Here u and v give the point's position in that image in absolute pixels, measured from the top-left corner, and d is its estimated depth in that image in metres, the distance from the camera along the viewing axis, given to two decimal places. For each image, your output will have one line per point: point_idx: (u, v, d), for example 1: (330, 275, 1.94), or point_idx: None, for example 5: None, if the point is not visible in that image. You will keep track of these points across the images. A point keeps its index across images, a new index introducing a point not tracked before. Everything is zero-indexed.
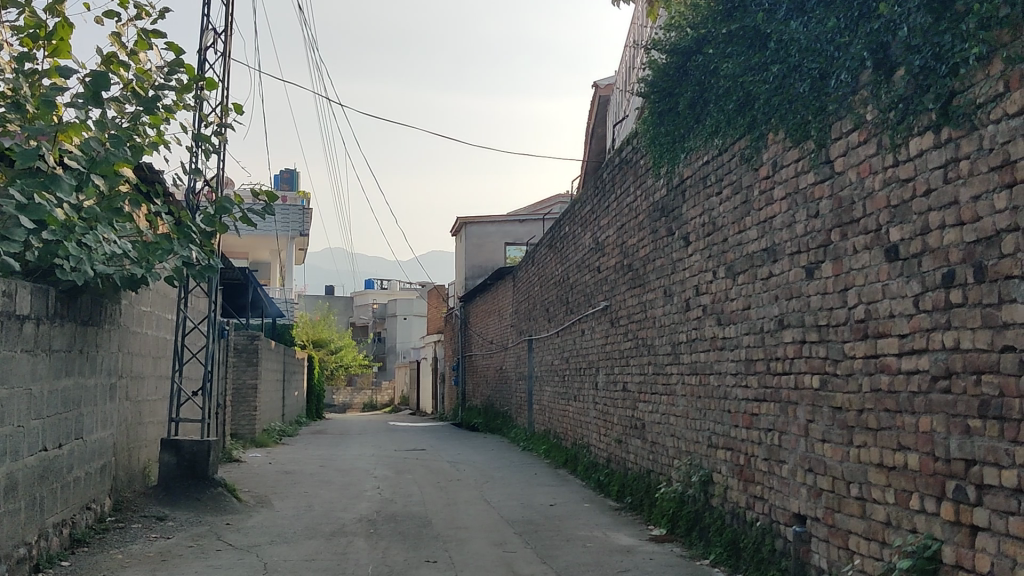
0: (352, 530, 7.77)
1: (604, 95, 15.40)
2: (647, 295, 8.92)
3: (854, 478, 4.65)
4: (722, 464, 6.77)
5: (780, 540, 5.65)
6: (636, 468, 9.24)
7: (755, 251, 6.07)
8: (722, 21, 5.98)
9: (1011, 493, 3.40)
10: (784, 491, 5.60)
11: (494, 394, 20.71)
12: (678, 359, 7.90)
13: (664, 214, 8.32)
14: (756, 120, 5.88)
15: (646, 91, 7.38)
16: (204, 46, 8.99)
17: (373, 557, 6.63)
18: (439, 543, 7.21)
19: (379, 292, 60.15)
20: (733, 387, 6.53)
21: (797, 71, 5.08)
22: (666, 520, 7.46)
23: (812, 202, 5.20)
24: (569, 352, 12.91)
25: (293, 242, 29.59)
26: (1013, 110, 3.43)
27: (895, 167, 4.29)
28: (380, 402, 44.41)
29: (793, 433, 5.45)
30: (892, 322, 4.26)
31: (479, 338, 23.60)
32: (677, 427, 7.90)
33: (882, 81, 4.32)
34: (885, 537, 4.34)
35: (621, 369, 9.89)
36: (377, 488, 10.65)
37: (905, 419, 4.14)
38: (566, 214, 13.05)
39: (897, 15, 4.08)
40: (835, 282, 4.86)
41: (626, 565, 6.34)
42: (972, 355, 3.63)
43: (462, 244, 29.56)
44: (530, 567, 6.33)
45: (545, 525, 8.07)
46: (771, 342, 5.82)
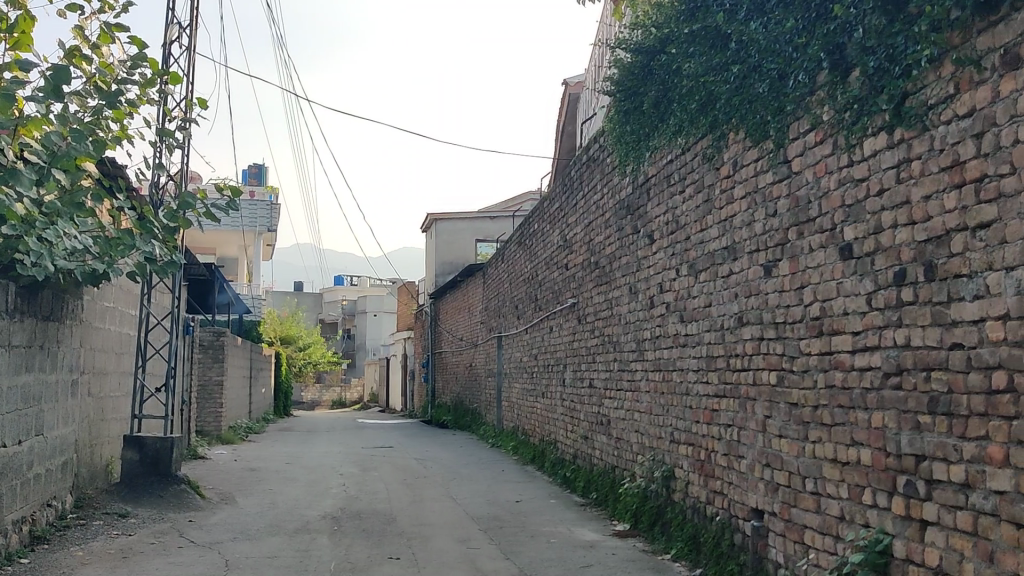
0: (316, 527, 7.76)
1: (573, 93, 15.40)
2: (613, 292, 8.96)
3: (809, 473, 4.72)
4: (684, 459, 6.83)
5: (738, 535, 5.72)
6: (601, 464, 9.30)
7: (716, 249, 6.14)
8: (684, 21, 5.99)
9: (958, 488, 3.46)
10: (742, 486, 5.68)
11: (464, 391, 20.70)
12: (642, 356, 7.96)
13: (629, 213, 8.37)
14: (717, 120, 5.94)
15: (611, 90, 7.37)
16: (169, 40, 8.94)
17: (336, 554, 6.63)
18: (403, 540, 7.21)
19: (349, 288, 59.83)
20: (694, 383, 6.60)
21: (756, 71, 5.12)
22: (630, 516, 7.53)
23: (770, 201, 5.27)
24: (536, 348, 12.96)
25: (261, 238, 29.38)
26: (962, 111, 3.49)
27: (849, 167, 4.35)
28: (349, 398, 44.12)
29: (752, 429, 5.52)
30: (846, 320, 4.33)
31: (449, 335, 23.59)
32: (640, 423, 7.96)
33: (838, 82, 4.39)
34: (839, 532, 4.41)
35: (588, 366, 9.94)
36: (343, 485, 10.64)
37: (858, 415, 4.21)
38: (535, 211, 13.06)
39: (852, 17, 4.10)
40: (792, 280, 4.93)
41: (589, 561, 6.39)
42: (922, 352, 3.70)
43: (432, 240, 29.51)
44: (493, 564, 6.33)
45: (509, 522, 8.10)
46: (730, 339, 5.89)
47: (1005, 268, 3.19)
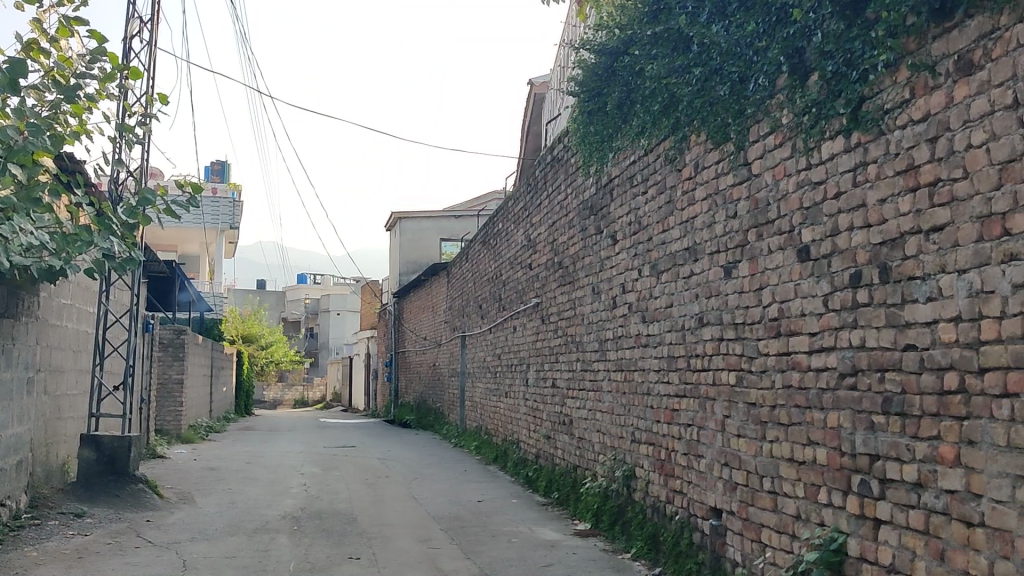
0: (276, 527, 7.71)
1: (539, 93, 15.41)
2: (576, 292, 8.99)
3: (767, 472, 4.77)
4: (644, 458, 6.87)
5: (697, 534, 5.76)
6: (563, 464, 9.32)
7: (678, 250, 6.18)
8: (648, 23, 6.01)
9: (911, 487, 3.51)
10: (701, 485, 5.72)
11: (427, 391, 20.67)
12: (604, 356, 7.99)
13: (593, 213, 8.40)
14: (679, 122, 5.98)
15: (575, 90, 7.38)
16: (129, 34, 8.83)
17: (296, 554, 6.60)
18: (363, 540, 7.18)
19: (312, 286, 59.45)
20: (655, 383, 6.64)
21: (718, 74, 5.16)
22: (592, 515, 7.56)
23: (730, 203, 5.31)
24: (500, 348, 12.96)
25: (223, 236, 29.11)
26: (917, 115, 3.54)
27: (807, 170, 4.40)
28: (312, 398, 43.88)
29: (711, 428, 5.56)
30: (804, 320, 4.37)
31: (413, 334, 23.53)
32: (602, 423, 7.99)
33: (797, 86, 4.44)
34: (795, 530, 4.47)
35: (551, 366, 9.96)
36: (304, 485, 10.57)
37: (815, 415, 4.26)
38: (500, 211, 13.06)
39: (811, 21, 4.14)
40: (751, 281, 4.98)
41: (551, 560, 6.41)
42: (876, 353, 3.75)
43: (396, 239, 29.40)
44: (453, 563, 6.33)
45: (470, 522, 8.10)
46: (690, 339, 5.94)
47: (957, 271, 3.25)
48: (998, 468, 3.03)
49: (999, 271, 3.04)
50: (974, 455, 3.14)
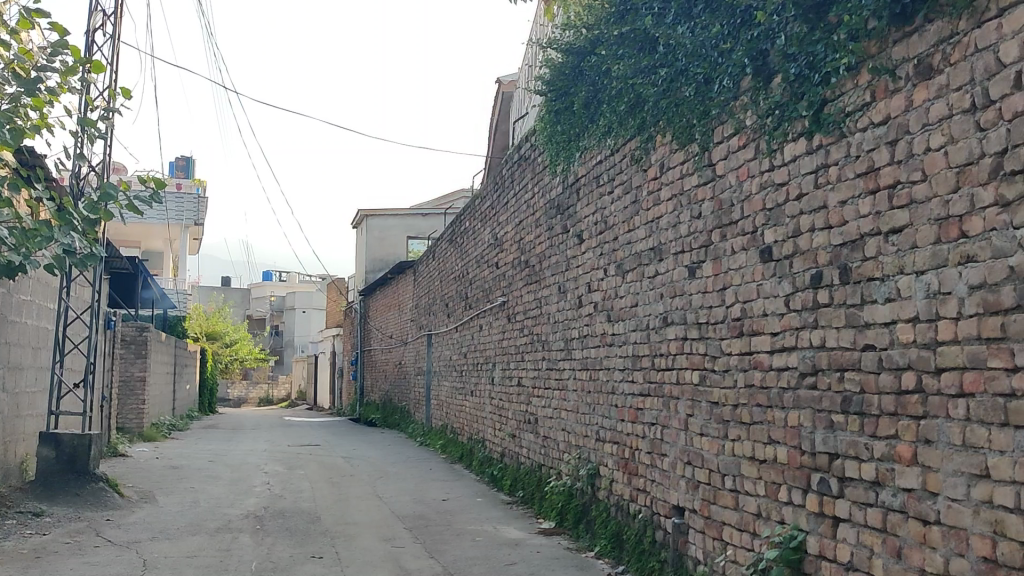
0: (239, 526, 7.65)
1: (507, 91, 15.40)
2: (543, 291, 9.01)
3: (729, 471, 4.81)
4: (608, 457, 6.89)
5: (660, 532, 5.80)
6: (528, 462, 9.35)
7: (643, 250, 6.20)
8: (614, 23, 6.03)
9: (869, 485, 3.56)
10: (664, 484, 5.76)
11: (393, 389, 20.61)
12: (570, 355, 8.01)
13: (559, 212, 8.42)
14: (645, 122, 6.01)
15: (542, 89, 7.39)
16: (92, 27, 8.72)
17: (258, 553, 6.55)
18: (327, 539, 7.15)
19: (277, 284, 59.05)
20: (620, 382, 6.67)
21: (683, 75, 5.20)
22: (556, 514, 7.59)
23: (695, 203, 5.35)
24: (466, 346, 12.95)
25: (187, 232, 28.84)
26: (877, 118, 3.58)
27: (770, 172, 4.44)
28: (277, 396, 43.62)
29: (674, 427, 5.60)
30: (766, 320, 4.42)
31: (378, 333, 23.47)
32: (567, 422, 8.02)
33: (761, 88, 4.48)
34: (756, 528, 4.51)
35: (516, 365, 9.99)
36: (268, 483, 10.51)
37: (776, 414, 4.30)
38: (467, 209, 13.04)
39: (775, 24, 4.18)
40: (714, 282, 5.02)
41: (514, 559, 6.42)
42: (836, 353, 3.80)
43: (362, 237, 29.28)
44: (417, 563, 6.32)
45: (434, 521, 8.09)
46: (655, 339, 5.97)
47: (916, 272, 3.29)
48: (954, 467, 3.08)
49: (957, 272, 3.08)
50: (931, 453, 3.18)
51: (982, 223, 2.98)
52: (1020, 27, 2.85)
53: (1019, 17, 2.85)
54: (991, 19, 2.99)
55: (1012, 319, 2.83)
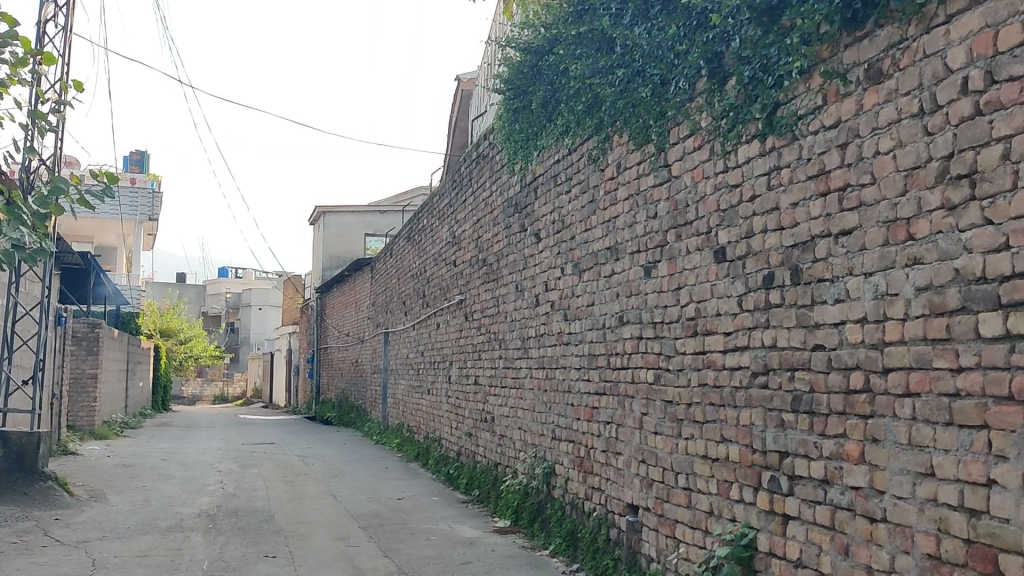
0: (191, 525, 7.57)
1: (466, 89, 15.35)
2: (500, 290, 9.02)
3: (682, 469, 4.85)
4: (564, 456, 6.91)
5: (614, 530, 5.84)
6: (483, 461, 9.36)
7: (600, 249, 6.23)
8: (572, 23, 6.04)
9: (818, 484, 3.60)
10: (618, 482, 5.79)
11: (349, 387, 20.51)
12: (526, 354, 8.03)
13: (516, 210, 8.43)
14: (602, 122, 6.04)
15: (501, 87, 7.40)
16: (44, 18, 8.57)
17: (209, 552, 6.48)
18: (280, 538, 7.10)
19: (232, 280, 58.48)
20: (576, 380, 6.70)
21: (640, 76, 5.23)
22: (512, 513, 7.61)
23: (651, 203, 5.38)
24: (423, 344, 12.92)
25: (141, 227, 28.45)
26: (829, 121, 3.63)
27: (724, 173, 4.49)
28: (231, 394, 43.18)
29: (629, 426, 5.63)
30: (719, 320, 4.46)
31: (335, 331, 23.35)
32: (523, 421, 8.03)
33: (716, 89, 4.52)
34: (707, 526, 4.55)
35: (473, 363, 9.99)
36: (221, 482, 10.41)
37: (728, 413, 4.34)
38: (424, 207, 13.01)
39: (730, 27, 4.22)
40: (669, 282, 5.05)
41: (469, 558, 6.40)
42: (787, 353, 3.84)
43: (320, 233, 29.09)
44: (371, 562, 6.28)
45: (389, 520, 8.06)
46: (611, 338, 5.99)
47: (864, 273, 3.34)
48: (900, 466, 3.13)
49: (904, 274, 3.13)
50: (878, 452, 3.24)
51: (929, 225, 3.03)
52: (967, 34, 2.90)
53: (966, 24, 2.90)
54: (939, 25, 3.04)
55: (957, 320, 2.88)
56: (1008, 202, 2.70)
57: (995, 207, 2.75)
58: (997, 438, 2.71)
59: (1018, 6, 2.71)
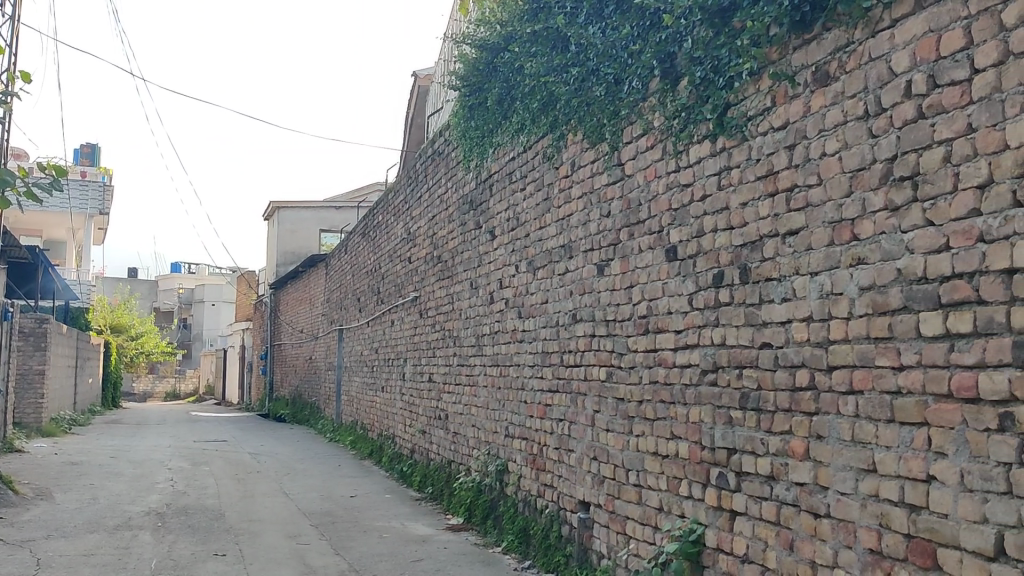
0: (139, 523, 7.47)
1: (422, 85, 15.28)
2: (454, 287, 9.01)
3: (633, 466, 4.89)
4: (516, 453, 6.92)
5: (565, 527, 5.87)
6: (437, 459, 9.34)
7: (554, 247, 6.25)
8: (526, 21, 6.06)
9: (765, 480, 3.65)
10: (570, 479, 5.81)
11: (303, 384, 20.36)
12: (480, 351, 8.03)
13: (472, 208, 8.42)
14: (557, 120, 6.06)
15: (457, 84, 7.40)
16: None
17: (158, 551, 6.41)
18: (230, 536, 7.04)
19: (184, 275, 57.74)
20: (529, 378, 6.71)
21: (594, 75, 5.26)
22: (464, 510, 7.63)
23: (604, 202, 5.41)
24: (377, 342, 12.86)
25: (91, 222, 27.97)
26: (777, 123, 3.68)
27: (676, 173, 4.52)
28: (183, 391, 42.64)
29: (581, 423, 5.66)
30: (670, 319, 4.50)
31: (288, 328, 23.15)
32: (476, 418, 8.03)
33: (668, 90, 4.55)
34: (657, 522, 4.60)
35: (427, 361, 9.97)
36: (171, 480, 10.28)
37: (678, 410, 4.38)
38: (379, 203, 12.95)
39: (682, 28, 4.25)
40: (622, 280, 5.08)
41: (420, 555, 6.40)
42: (735, 350, 3.89)
43: (274, 229, 28.81)
44: (322, 560, 6.25)
45: (341, 518, 8.02)
46: (564, 336, 6.02)
47: (810, 273, 3.39)
48: (843, 462, 3.18)
49: (848, 274, 3.19)
50: (822, 449, 3.29)
51: (872, 226, 3.08)
52: (910, 38, 2.96)
53: (911, 28, 2.96)
54: (884, 30, 3.09)
55: (899, 319, 2.94)
56: (949, 203, 2.76)
57: (936, 209, 2.80)
58: (937, 435, 2.77)
59: (960, 11, 2.77)
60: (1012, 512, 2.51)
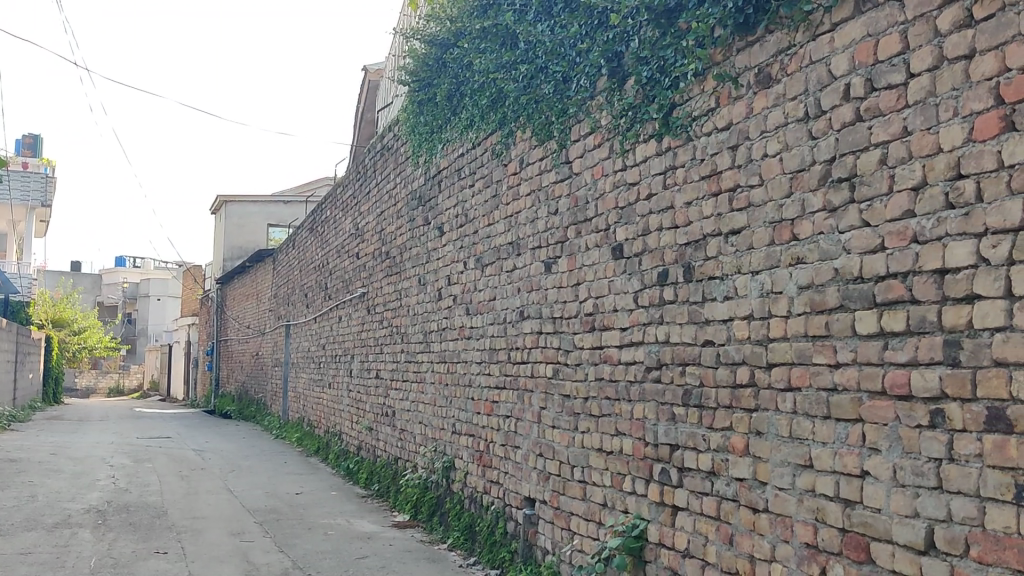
0: (78, 521, 7.34)
1: (373, 80, 15.18)
2: (403, 283, 8.97)
3: (577, 462, 4.92)
4: (463, 450, 6.91)
5: (511, 523, 5.88)
6: (384, 455, 9.31)
7: (502, 244, 6.26)
8: (476, 17, 6.06)
9: (706, 475, 3.70)
10: (516, 476, 5.84)
11: (249, 381, 20.14)
12: (428, 347, 8.01)
13: (420, 204, 8.39)
14: (506, 117, 6.06)
15: (406, 79, 7.38)
16: None
17: (97, 549, 6.31)
18: (172, 534, 6.95)
19: (129, 269, 56.80)
20: (476, 374, 6.72)
21: (543, 73, 5.28)
22: (410, 507, 7.62)
23: (552, 200, 5.43)
24: (325, 338, 12.77)
25: (32, 213, 27.38)
26: (721, 124, 3.73)
27: (623, 171, 4.56)
28: (127, 386, 41.93)
29: (528, 420, 5.68)
30: (615, 316, 4.54)
31: (235, 323, 22.90)
32: (423, 415, 8.01)
33: (615, 89, 4.59)
34: (601, 518, 4.63)
35: (374, 357, 9.93)
36: (112, 477, 10.11)
37: (623, 406, 4.42)
38: (328, 198, 12.86)
39: (629, 27, 4.29)
40: (569, 277, 5.11)
41: (365, 552, 6.38)
42: (679, 347, 3.94)
43: (221, 223, 28.45)
44: (265, 557, 6.20)
45: (286, 515, 7.95)
46: (512, 333, 6.03)
47: (751, 272, 3.44)
48: (781, 458, 3.24)
49: (788, 273, 3.24)
50: (761, 445, 3.35)
51: (811, 227, 3.14)
52: (849, 42, 3.02)
53: (849, 32, 3.02)
54: (824, 33, 3.15)
55: (835, 318, 2.99)
56: (885, 205, 2.82)
57: (873, 210, 2.86)
58: (871, 431, 2.83)
59: (897, 17, 2.83)
60: (942, 507, 2.58)
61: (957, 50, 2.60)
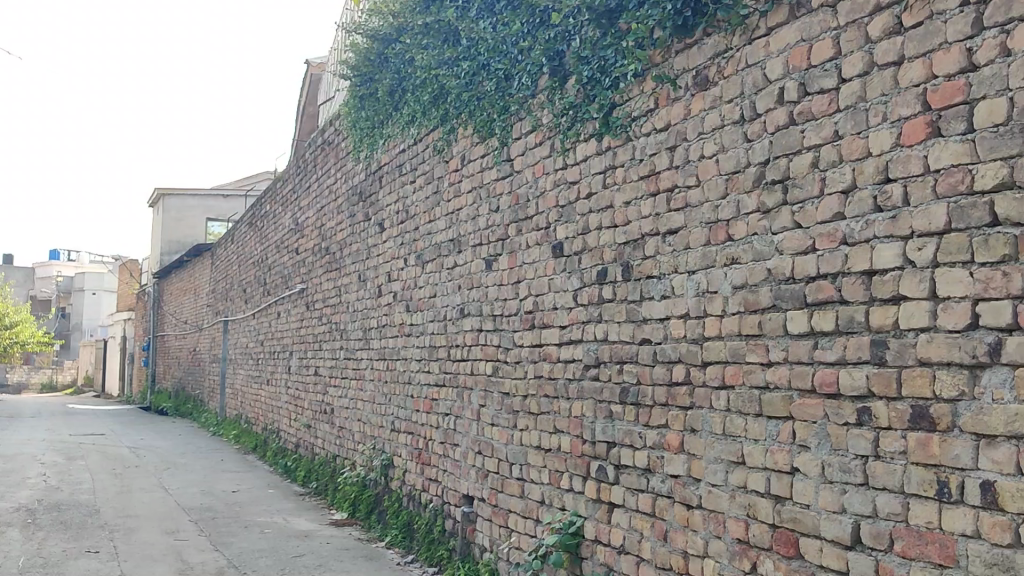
0: (6, 520, 7.16)
1: (315, 74, 15.05)
2: (342, 279, 8.91)
3: (516, 460, 4.93)
4: (402, 447, 6.89)
5: (449, 521, 5.87)
6: (322, 452, 9.23)
7: (442, 241, 6.25)
8: (418, 13, 6.04)
9: (641, 472, 3.74)
10: (454, 473, 5.83)
11: (187, 377, 19.84)
12: (367, 344, 7.96)
13: (361, 199, 8.34)
14: (447, 113, 6.05)
15: (347, 73, 7.33)
16: None
17: (26, 549, 6.16)
18: (105, 533, 6.81)
19: (62, 262, 55.57)
20: (416, 371, 6.70)
21: (485, 70, 5.29)
22: (349, 505, 7.57)
23: (493, 197, 5.43)
24: (263, 334, 12.63)
25: None
26: (660, 125, 3.77)
27: (563, 170, 4.58)
28: (59, 382, 40.98)
29: (467, 417, 5.68)
30: (555, 314, 4.56)
31: (172, 318, 22.53)
32: (363, 412, 7.96)
33: (556, 88, 4.60)
34: (539, 515, 4.65)
35: (313, 354, 9.84)
36: (43, 475, 9.88)
37: (561, 404, 4.45)
38: (267, 192, 12.72)
39: (570, 26, 4.32)
40: (510, 275, 5.12)
41: (302, 550, 6.33)
42: (617, 346, 3.97)
43: (158, 216, 27.98)
44: (200, 556, 6.11)
45: (221, 513, 7.85)
46: (452, 330, 6.02)
47: (688, 271, 3.49)
48: (714, 455, 3.29)
49: (722, 273, 3.29)
50: (695, 442, 3.39)
51: (746, 227, 3.19)
52: (784, 46, 3.07)
53: (785, 37, 3.07)
54: (760, 37, 3.20)
55: (768, 317, 3.05)
56: (816, 207, 2.87)
57: (805, 212, 2.92)
58: (801, 429, 2.89)
59: (830, 22, 2.88)
60: (868, 503, 2.64)
61: (887, 57, 2.66)
